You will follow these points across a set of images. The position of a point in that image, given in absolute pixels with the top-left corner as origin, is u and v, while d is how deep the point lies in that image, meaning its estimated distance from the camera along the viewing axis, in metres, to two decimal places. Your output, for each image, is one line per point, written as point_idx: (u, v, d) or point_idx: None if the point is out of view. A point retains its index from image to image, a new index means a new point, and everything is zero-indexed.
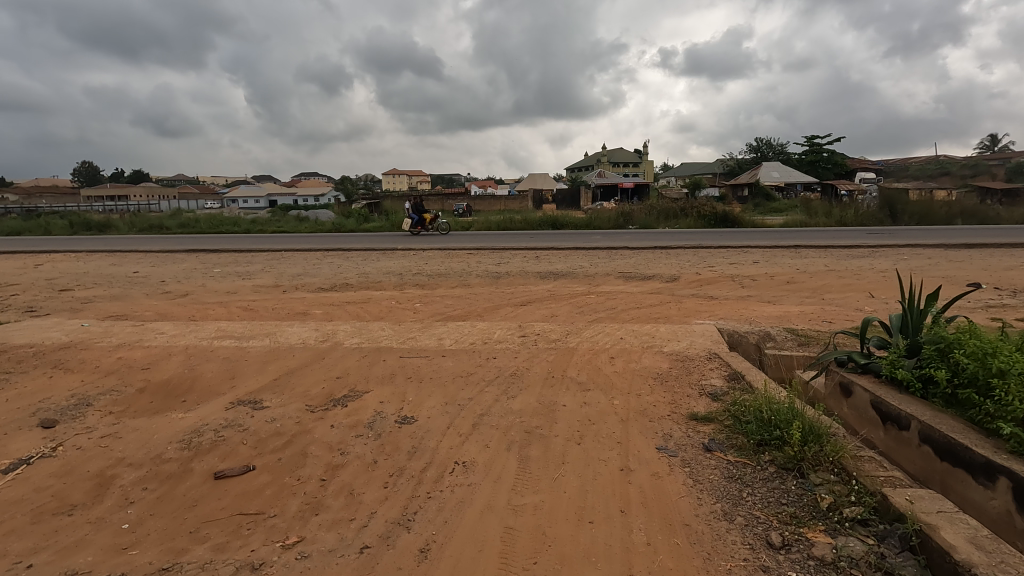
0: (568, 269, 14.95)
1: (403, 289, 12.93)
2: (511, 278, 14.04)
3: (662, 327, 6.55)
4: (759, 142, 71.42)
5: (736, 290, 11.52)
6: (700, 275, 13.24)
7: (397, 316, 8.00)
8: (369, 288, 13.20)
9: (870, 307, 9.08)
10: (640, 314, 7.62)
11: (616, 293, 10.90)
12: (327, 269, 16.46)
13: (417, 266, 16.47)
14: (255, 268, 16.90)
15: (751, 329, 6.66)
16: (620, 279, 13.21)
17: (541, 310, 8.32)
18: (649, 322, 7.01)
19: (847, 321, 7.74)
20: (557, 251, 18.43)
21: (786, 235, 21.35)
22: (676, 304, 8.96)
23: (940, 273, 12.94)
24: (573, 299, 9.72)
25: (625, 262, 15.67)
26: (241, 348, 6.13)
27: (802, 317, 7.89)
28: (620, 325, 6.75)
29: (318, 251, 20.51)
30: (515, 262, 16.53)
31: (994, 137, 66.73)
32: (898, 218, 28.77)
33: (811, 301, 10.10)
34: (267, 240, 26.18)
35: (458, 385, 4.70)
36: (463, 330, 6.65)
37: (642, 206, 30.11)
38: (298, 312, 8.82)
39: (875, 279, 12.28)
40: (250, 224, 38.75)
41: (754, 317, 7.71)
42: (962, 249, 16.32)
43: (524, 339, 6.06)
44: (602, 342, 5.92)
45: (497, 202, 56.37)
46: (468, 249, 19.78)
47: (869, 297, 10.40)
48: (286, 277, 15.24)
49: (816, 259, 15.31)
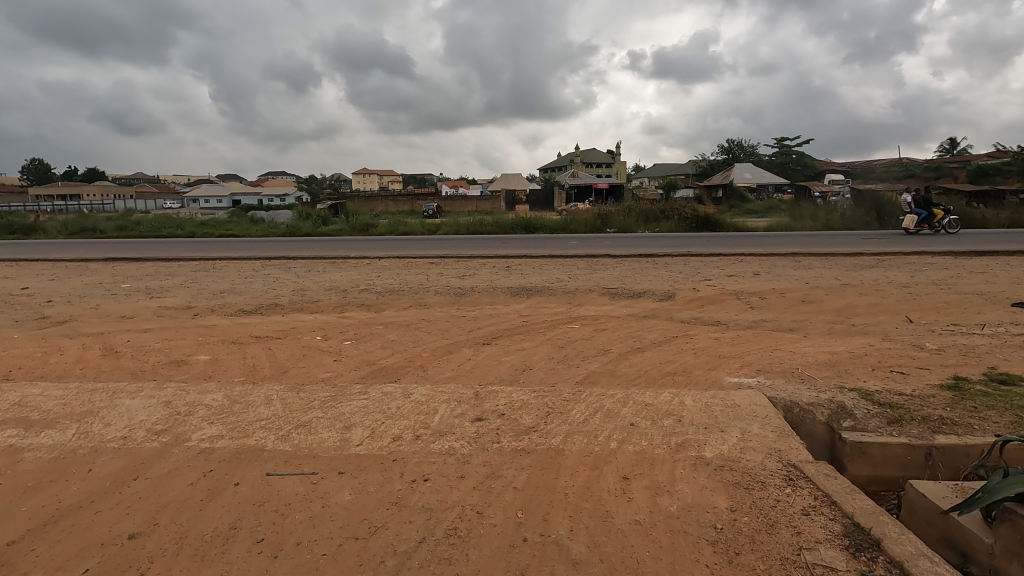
0: (545, 283, 12.78)
1: (344, 313, 10.57)
2: (477, 296, 11.82)
3: (687, 396, 4.40)
4: (730, 143, 71.32)
5: (745, 313, 9.58)
6: (699, 292, 11.24)
7: (302, 372, 5.62)
8: (305, 312, 10.82)
9: (923, 341, 7.16)
10: (648, 366, 5.43)
11: (605, 320, 8.84)
12: (260, 284, 13.93)
13: (367, 279, 14.18)
14: (174, 283, 14.23)
15: (813, 396, 4.52)
16: (605, 297, 11.19)
17: (509, 356, 6.07)
18: (665, 383, 4.83)
19: (918, 367, 5.77)
20: (530, 260, 16.37)
21: (776, 241, 19.71)
22: (683, 342, 6.84)
23: (967, 287, 11.33)
24: (552, 333, 7.52)
25: (609, 274, 13.62)
26: (11, 453, 3.72)
27: (856, 363, 5.86)
28: (623, 392, 4.54)
29: (257, 262, 17.84)
30: (484, 274, 14.31)
31: (955, 142, 68.56)
32: (885, 222, 27.70)
33: (843, 330, 8.22)
34: (204, 248, 23.35)
35: (343, 571, 2.45)
36: (386, 405, 4.35)
37: (621, 208, 28.17)
38: (173, 361, 6.34)
39: (900, 297, 10.51)
40: (196, 227, 35.61)
41: (797, 365, 5.61)
42: (973, 257, 14.89)
43: (478, 431, 3.82)
44: (603, 434, 3.73)
45: (468, 204, 54.46)
46: (430, 258, 17.53)
47: (906, 325, 8.56)
48: (207, 295, 12.74)
49: (822, 270, 13.52)
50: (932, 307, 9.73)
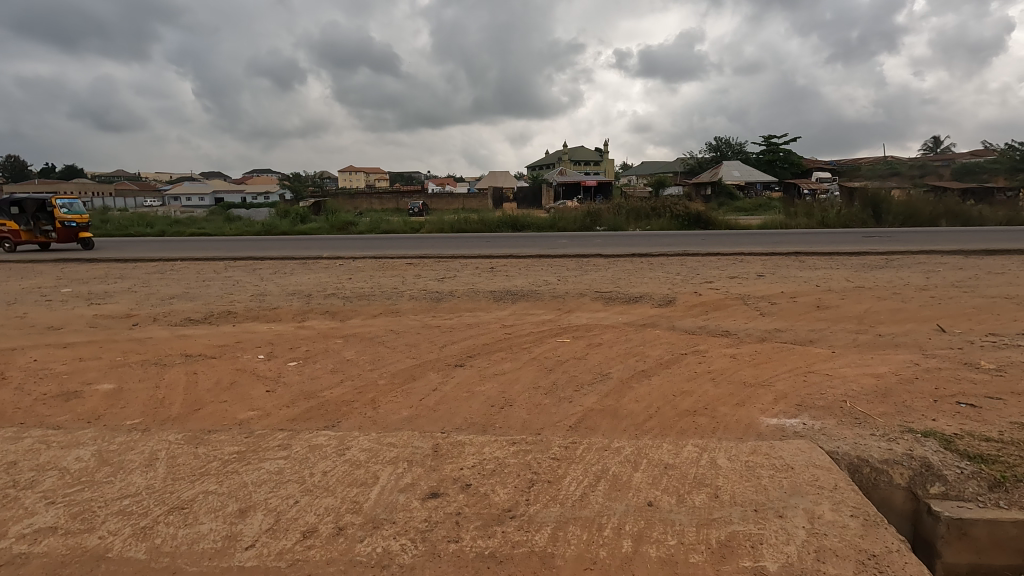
0: (531, 286, 11.65)
1: (303, 323, 9.30)
2: (456, 301, 10.63)
3: (718, 454, 3.26)
4: (718, 141, 70.83)
5: (756, 321, 8.52)
6: (701, 296, 10.15)
7: (220, 411, 4.40)
8: (260, 321, 9.54)
9: (970, 358, 6.11)
10: (659, 401, 4.29)
11: (599, 331, 7.71)
12: (218, 289, 12.56)
13: (337, 282, 12.93)
14: (122, 288, 12.84)
15: (885, 448, 3.39)
16: (597, 302, 10.10)
17: (485, 386, 4.89)
18: (687, 429, 3.68)
19: (987, 398, 4.68)
20: (516, 261, 15.23)
21: (774, 240, 18.74)
22: (696, 361, 5.69)
23: (992, 290, 10.36)
24: (538, 351, 6.34)
25: (600, 276, 12.48)
26: None
27: (909, 391, 4.77)
28: (632, 446, 3.39)
29: (220, 263, 16.40)
30: (464, 277, 13.10)
31: (939, 141, 68.64)
32: (881, 220, 26.92)
33: (873, 344, 7.17)
34: (169, 247, 21.77)
35: None
36: (311, 471, 3.16)
37: (610, 205, 27.16)
38: (66, 392, 5.07)
39: (923, 301, 9.50)
40: (166, 225, 33.96)
41: (841, 396, 4.52)
42: (986, 257, 13.99)
43: (430, 519, 2.66)
44: (610, 524, 2.59)
45: (454, 202, 53.14)
46: (408, 259, 16.34)
47: (940, 336, 7.54)
48: (154, 301, 11.41)
49: (830, 271, 12.51)
50: (961, 313, 8.74)
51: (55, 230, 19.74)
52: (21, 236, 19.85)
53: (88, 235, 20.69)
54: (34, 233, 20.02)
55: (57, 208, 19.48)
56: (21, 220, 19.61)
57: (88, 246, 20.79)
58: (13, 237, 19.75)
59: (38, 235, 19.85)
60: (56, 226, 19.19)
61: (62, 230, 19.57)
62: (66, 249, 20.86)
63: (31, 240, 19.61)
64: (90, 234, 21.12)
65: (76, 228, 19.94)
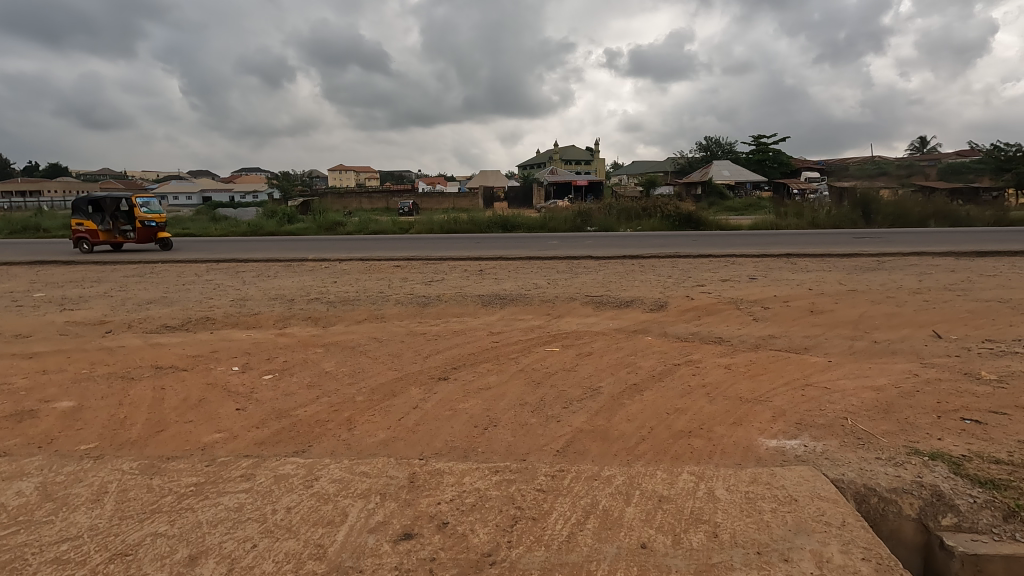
0: (520, 290, 11.41)
1: (283, 330, 8.97)
2: (443, 306, 10.35)
3: (716, 484, 3.03)
4: (708, 141, 70.99)
5: (749, 327, 8.33)
6: (693, 300, 9.96)
7: (183, 433, 4.11)
8: (239, 328, 9.21)
9: (970, 368, 5.94)
10: (652, 421, 4.06)
11: (589, 338, 7.48)
12: (198, 293, 12.18)
13: (322, 285, 12.61)
14: (97, 292, 12.42)
15: (892, 475, 3.18)
16: (588, 307, 9.88)
17: (468, 402, 4.64)
18: (682, 454, 3.44)
19: (991, 412, 4.50)
20: (505, 263, 14.98)
21: (765, 241, 18.64)
22: (689, 373, 5.46)
23: (985, 293, 10.27)
24: (526, 362, 6.08)
25: (591, 279, 12.25)
26: None
27: (910, 406, 4.58)
28: (623, 475, 3.16)
29: (201, 266, 15.98)
30: (452, 280, 12.82)
31: (926, 141, 69.30)
32: (871, 220, 26.97)
33: (869, 351, 7.01)
34: (152, 248, 21.24)
35: None
36: (273, 508, 2.89)
37: (601, 205, 26.99)
38: (21, 411, 4.75)
39: (918, 305, 9.36)
40: None
41: (842, 413, 4.31)
42: (977, 258, 13.94)
43: (402, 566, 2.40)
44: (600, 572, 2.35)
45: (444, 202, 52.77)
46: (395, 261, 16.04)
47: (936, 343, 7.39)
48: (130, 306, 11.02)
49: (822, 273, 12.39)
50: (957, 317, 8.62)
51: (134, 230, 19.29)
52: (99, 236, 19.32)
53: (164, 235, 20.26)
54: (111, 232, 19.55)
55: (137, 206, 19.05)
56: (100, 220, 19.10)
57: (165, 247, 20.37)
58: (89, 237, 19.22)
59: (118, 235, 19.37)
60: (137, 226, 18.76)
61: (142, 229, 19.13)
62: (137, 250, 20.34)
63: (110, 240, 19.10)
64: (167, 234, 20.73)
65: (157, 228, 19.51)
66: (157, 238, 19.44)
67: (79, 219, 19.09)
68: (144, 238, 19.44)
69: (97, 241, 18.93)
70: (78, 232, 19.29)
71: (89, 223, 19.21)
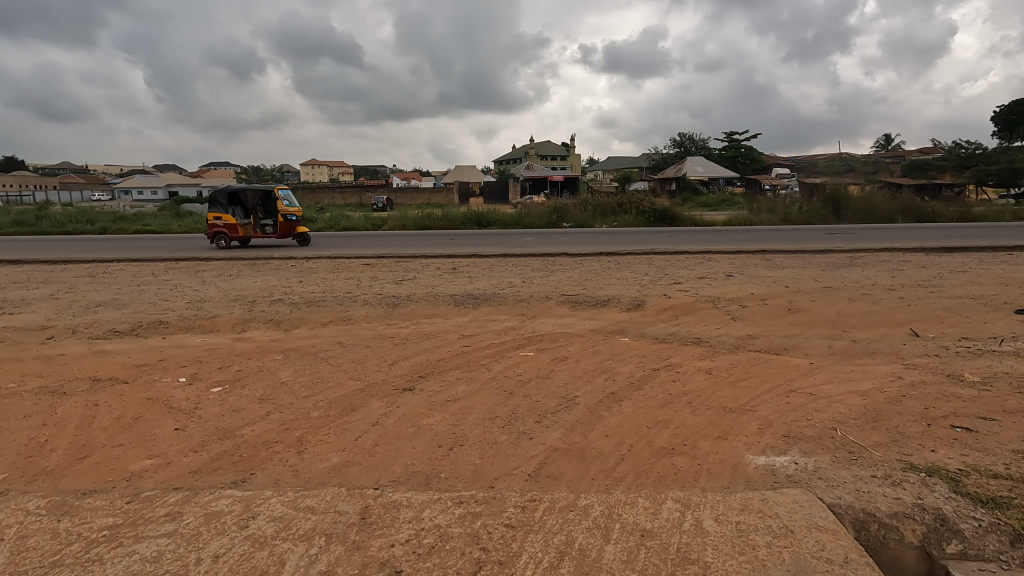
0: (494, 289, 11.06)
1: (242, 334, 8.44)
2: (414, 306, 9.93)
3: (703, 514, 2.72)
4: (682, 137, 71.62)
5: (728, 327, 8.15)
6: (670, 299, 9.75)
7: (107, 461, 3.64)
8: (194, 333, 8.63)
9: (952, 368, 5.82)
10: (632, 436, 3.75)
11: (564, 341, 7.18)
12: (152, 295, 11.49)
13: (287, 286, 12.05)
14: (42, 294, 11.62)
15: (892, 498, 2.92)
16: (563, 306, 9.58)
17: (434, 416, 4.28)
18: (665, 477, 3.14)
19: (981, 419, 4.33)
20: (479, 261, 14.60)
21: (740, 237, 18.66)
22: (670, 379, 5.19)
23: (958, 290, 10.30)
24: (498, 368, 5.73)
25: (567, 278, 11.98)
26: None
27: (899, 413, 4.38)
28: (602, 504, 2.83)
29: (159, 265, 15.19)
30: (424, 279, 12.39)
31: (889, 138, 71.33)
32: (841, 216, 27.40)
33: (848, 351, 6.86)
34: (158, 244, 20.28)
35: None
36: (197, 558, 2.48)
37: (577, 201, 26.79)
38: None
39: (893, 303, 9.32)
40: (109, 222, 31.87)
41: (831, 422, 4.08)
42: (946, 254, 14.12)
43: None
44: None
45: (419, 197, 52.02)
46: (366, 259, 15.51)
47: (914, 342, 7.30)
48: (77, 310, 10.30)
49: (797, 270, 12.34)
50: (933, 315, 8.59)
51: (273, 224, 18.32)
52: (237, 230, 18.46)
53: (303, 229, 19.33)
54: (247, 227, 18.61)
55: (279, 199, 18.16)
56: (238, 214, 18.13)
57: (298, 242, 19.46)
58: (226, 231, 18.12)
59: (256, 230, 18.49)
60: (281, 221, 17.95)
61: (284, 222, 18.20)
62: (265, 245, 19.27)
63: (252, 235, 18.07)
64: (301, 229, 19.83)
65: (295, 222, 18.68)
66: (295, 232, 18.51)
67: (218, 213, 18.13)
68: (282, 232, 18.48)
69: (235, 236, 17.93)
70: (216, 227, 18.13)
71: (227, 216, 18.12)
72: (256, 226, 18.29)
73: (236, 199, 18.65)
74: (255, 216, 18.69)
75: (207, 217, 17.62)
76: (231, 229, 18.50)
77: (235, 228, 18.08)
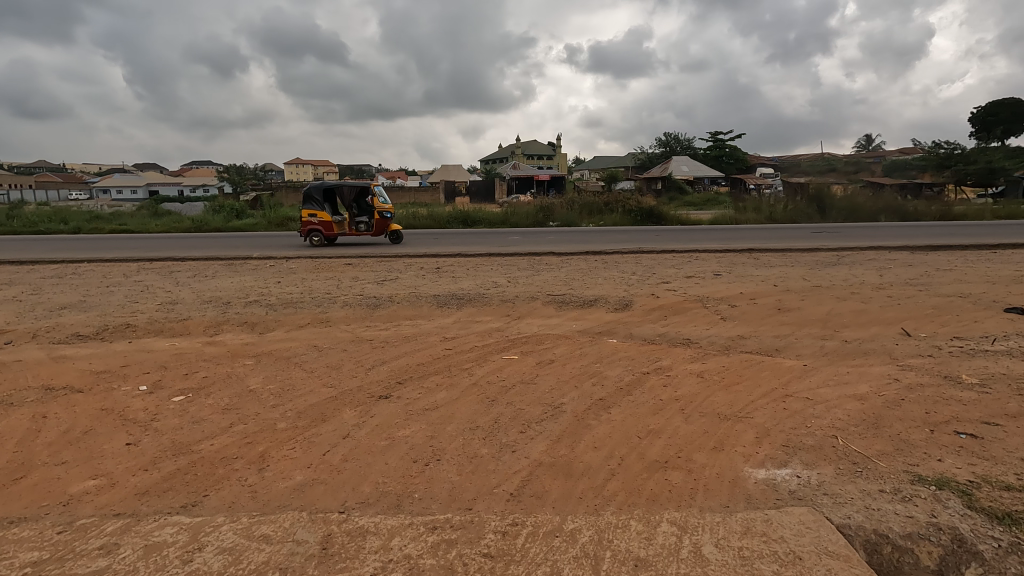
0: (479, 289, 10.78)
1: (213, 338, 8.05)
2: (396, 307, 9.60)
3: (702, 538, 2.47)
4: (668, 137, 71.87)
5: (717, 327, 7.96)
6: (658, 298, 9.55)
7: (46, 482, 3.30)
8: (163, 337, 8.22)
9: (948, 369, 5.66)
10: (622, 447, 3.50)
11: (550, 342, 6.93)
12: (122, 296, 11.01)
13: (264, 286, 11.64)
14: (5, 296, 11.08)
15: (904, 516, 2.69)
16: (550, 306, 9.33)
17: (411, 427, 3.99)
18: (658, 495, 2.89)
19: (983, 424, 4.15)
20: (464, 260, 14.30)
21: (726, 236, 18.57)
22: (660, 384, 4.95)
23: (947, 288, 10.23)
24: (480, 372, 5.45)
25: (553, 277, 11.73)
26: None
27: (899, 418, 4.18)
28: (590, 529, 2.57)
29: (132, 266, 14.65)
30: (406, 279, 12.06)
31: (871, 138, 72.25)
32: (826, 215, 27.53)
33: (840, 352, 6.69)
34: (132, 244, 19.68)
35: None
36: None
37: (563, 200, 26.59)
38: None
39: (883, 301, 9.21)
40: (84, 221, 30.99)
41: (831, 430, 3.86)
42: (932, 252, 14.12)
43: None
44: None
45: (405, 196, 51.53)
46: (347, 258, 15.13)
47: (906, 341, 7.16)
48: (41, 312, 9.81)
49: (785, 269, 12.22)
50: (923, 314, 8.47)
51: (368, 221, 17.75)
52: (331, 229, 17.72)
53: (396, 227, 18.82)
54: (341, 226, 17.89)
55: (377, 197, 17.42)
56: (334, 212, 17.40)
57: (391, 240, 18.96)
58: (321, 230, 17.40)
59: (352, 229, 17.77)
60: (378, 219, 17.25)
61: (379, 220, 17.63)
62: (353, 243, 18.67)
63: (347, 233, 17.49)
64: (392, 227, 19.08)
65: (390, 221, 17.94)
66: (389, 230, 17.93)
67: (314, 211, 17.40)
68: (377, 230, 17.95)
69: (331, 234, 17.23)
70: (310, 225, 17.52)
71: (322, 214, 17.50)
72: (351, 224, 17.70)
73: (329, 195, 18.02)
74: (350, 213, 18.16)
75: (304, 215, 16.97)
76: (326, 227, 17.78)
77: (331, 226, 17.48)
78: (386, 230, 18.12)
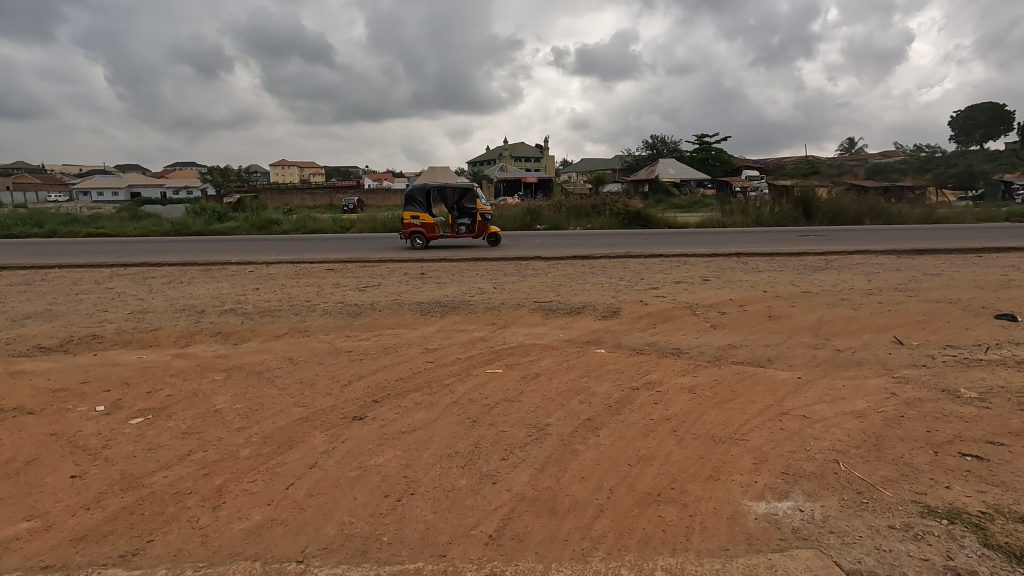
0: (464, 296, 10.50)
1: (184, 350, 7.67)
2: (377, 316, 9.28)
3: None
4: (655, 139, 72.12)
5: (707, 336, 7.76)
6: (647, 305, 9.34)
7: None
8: (131, 349, 7.83)
9: (945, 382, 5.49)
10: (611, 478, 3.24)
11: (536, 354, 6.67)
12: (91, 305, 10.56)
13: (241, 293, 11.25)
14: None
15: (918, 560, 2.47)
16: (537, 314, 9.08)
17: (385, 453, 3.71)
18: (651, 537, 2.64)
19: (987, 443, 3.96)
20: (449, 265, 14.01)
21: (714, 240, 18.48)
22: (651, 401, 4.70)
23: (936, 293, 10.15)
24: (462, 389, 5.18)
25: (540, 283, 11.49)
26: None
27: (901, 438, 3.98)
28: None
29: (104, 272, 14.12)
30: (390, 286, 11.74)
31: (853, 141, 73.14)
32: (811, 218, 27.61)
33: (833, 362, 6.52)
34: (107, 249, 19.10)
35: None
36: None
37: (551, 203, 26.38)
38: None
39: (873, 308, 9.08)
40: (59, 224, 30.17)
41: (832, 454, 3.64)
42: (919, 256, 14.10)
43: None
44: None
45: (392, 198, 51.07)
46: (330, 263, 14.77)
47: (899, 350, 7.01)
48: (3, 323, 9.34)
49: (774, 274, 12.10)
50: (914, 321, 8.35)
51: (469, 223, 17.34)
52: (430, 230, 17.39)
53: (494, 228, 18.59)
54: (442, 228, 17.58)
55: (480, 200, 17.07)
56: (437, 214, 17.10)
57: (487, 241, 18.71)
58: (423, 231, 17.08)
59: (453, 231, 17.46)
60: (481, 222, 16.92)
61: (482, 222, 17.33)
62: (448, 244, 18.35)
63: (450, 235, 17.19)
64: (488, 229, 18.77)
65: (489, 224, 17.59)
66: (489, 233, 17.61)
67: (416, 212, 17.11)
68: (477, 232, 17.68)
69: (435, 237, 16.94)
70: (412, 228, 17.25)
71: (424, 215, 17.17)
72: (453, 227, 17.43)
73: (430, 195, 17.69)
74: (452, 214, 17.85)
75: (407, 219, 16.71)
76: (428, 228, 17.48)
77: (433, 228, 17.22)
78: (485, 231, 17.85)
